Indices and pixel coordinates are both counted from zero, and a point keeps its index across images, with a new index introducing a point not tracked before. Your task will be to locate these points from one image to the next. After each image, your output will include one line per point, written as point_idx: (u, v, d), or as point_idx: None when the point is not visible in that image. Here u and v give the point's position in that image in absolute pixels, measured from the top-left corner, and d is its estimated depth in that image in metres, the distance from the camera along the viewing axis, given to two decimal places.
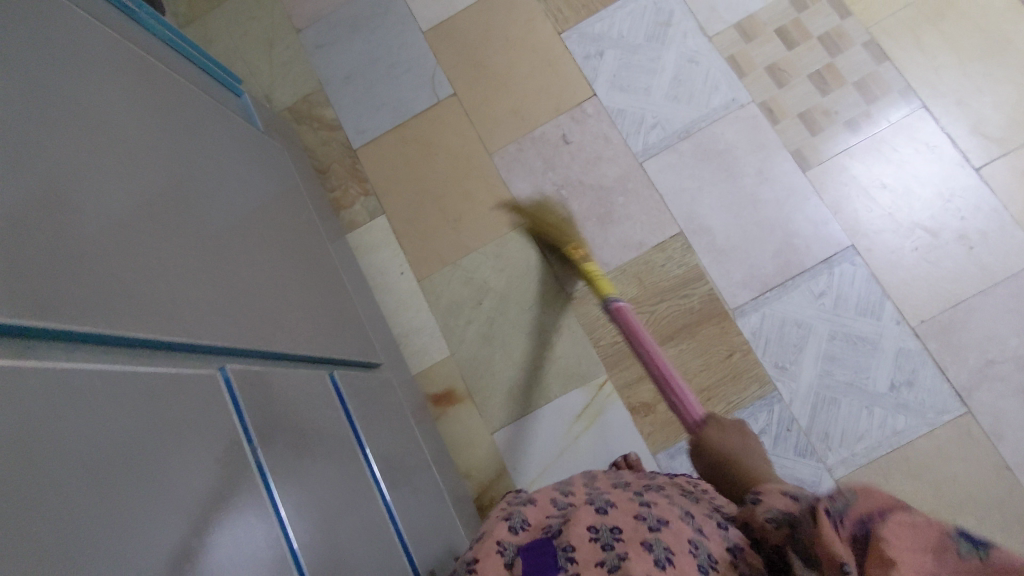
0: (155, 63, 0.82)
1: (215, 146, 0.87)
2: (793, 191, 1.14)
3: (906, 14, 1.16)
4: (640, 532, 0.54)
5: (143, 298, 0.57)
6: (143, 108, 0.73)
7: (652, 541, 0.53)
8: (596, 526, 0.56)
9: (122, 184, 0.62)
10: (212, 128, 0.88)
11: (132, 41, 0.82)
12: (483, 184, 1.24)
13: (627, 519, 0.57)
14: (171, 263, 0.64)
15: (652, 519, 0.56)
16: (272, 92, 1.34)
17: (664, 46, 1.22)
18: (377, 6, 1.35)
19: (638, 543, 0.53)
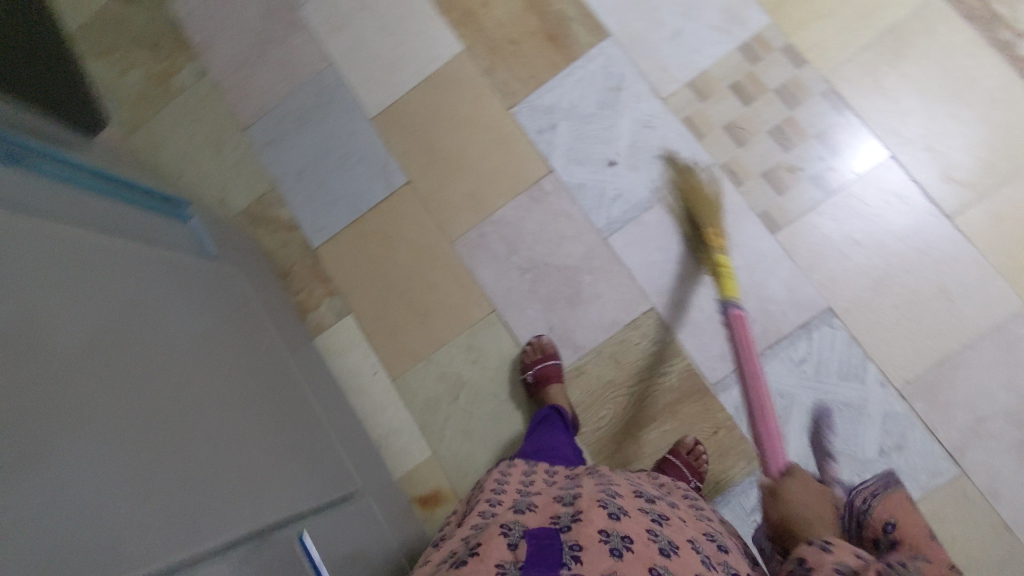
0: (85, 230, 0.78)
1: (170, 307, 0.85)
2: (764, 255, 1.10)
3: (863, 57, 1.11)
4: (650, 553, 0.60)
5: (95, 545, 0.55)
6: (90, 297, 0.70)
7: (662, 571, 0.58)
8: (608, 533, 0.60)
9: (74, 413, 0.59)
10: (163, 288, 0.86)
11: (51, 205, 0.78)
12: (446, 273, 1.21)
13: (639, 533, 0.62)
14: (126, 482, 0.61)
15: (663, 542, 0.62)
16: (225, 195, 1.31)
17: (617, 112, 1.18)
18: (323, 96, 1.31)
19: (644, 568, 0.58)
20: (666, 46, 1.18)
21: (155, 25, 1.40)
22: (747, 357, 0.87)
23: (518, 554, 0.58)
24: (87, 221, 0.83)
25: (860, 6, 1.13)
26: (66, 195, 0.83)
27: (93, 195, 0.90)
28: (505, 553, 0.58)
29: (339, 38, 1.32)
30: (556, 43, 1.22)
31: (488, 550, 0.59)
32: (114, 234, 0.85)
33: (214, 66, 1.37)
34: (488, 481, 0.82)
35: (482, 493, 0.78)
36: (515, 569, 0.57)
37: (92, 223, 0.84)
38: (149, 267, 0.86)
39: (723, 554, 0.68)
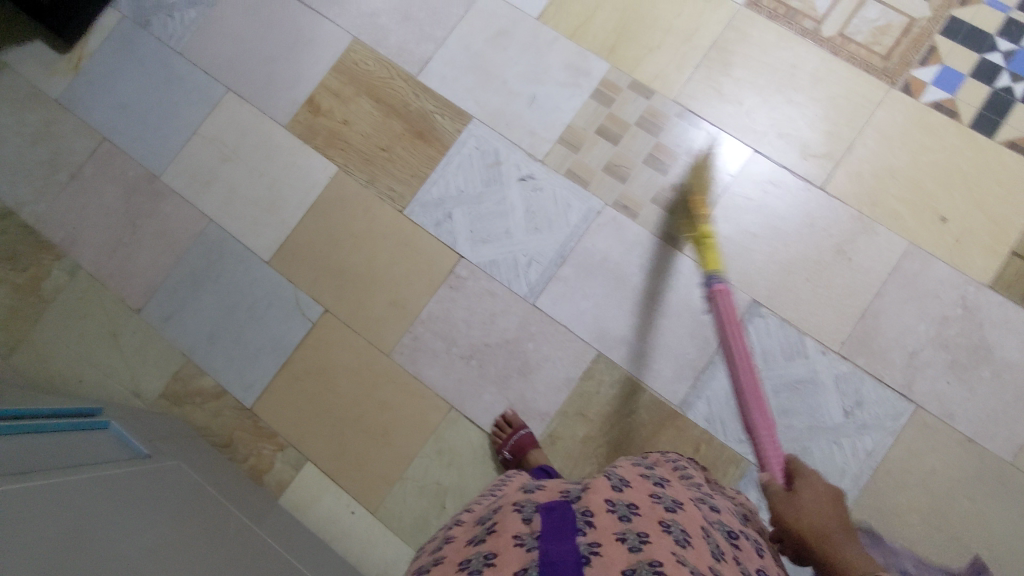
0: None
1: (131, 530, 0.77)
2: (680, 271, 1.16)
3: (700, 74, 1.22)
4: (658, 513, 0.65)
5: None
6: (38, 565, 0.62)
7: (670, 523, 0.64)
8: (614, 501, 0.66)
9: None
10: (118, 513, 0.78)
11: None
12: (393, 387, 1.18)
13: (644, 499, 0.68)
14: None
15: (668, 502, 0.68)
16: (138, 385, 1.23)
17: (504, 185, 1.23)
18: (211, 254, 1.27)
19: (655, 524, 0.64)
20: (528, 112, 1.25)
21: (5, 235, 1.30)
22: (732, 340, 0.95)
23: (533, 527, 0.63)
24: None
25: (681, 31, 1.24)
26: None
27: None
28: (521, 527, 0.63)
29: (210, 193, 1.30)
30: (425, 138, 1.26)
31: (504, 527, 0.63)
32: (21, 474, 0.73)
33: (85, 258, 1.30)
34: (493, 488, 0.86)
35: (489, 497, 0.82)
36: (532, 539, 0.61)
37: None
38: (93, 497, 0.78)
39: (720, 512, 0.74)
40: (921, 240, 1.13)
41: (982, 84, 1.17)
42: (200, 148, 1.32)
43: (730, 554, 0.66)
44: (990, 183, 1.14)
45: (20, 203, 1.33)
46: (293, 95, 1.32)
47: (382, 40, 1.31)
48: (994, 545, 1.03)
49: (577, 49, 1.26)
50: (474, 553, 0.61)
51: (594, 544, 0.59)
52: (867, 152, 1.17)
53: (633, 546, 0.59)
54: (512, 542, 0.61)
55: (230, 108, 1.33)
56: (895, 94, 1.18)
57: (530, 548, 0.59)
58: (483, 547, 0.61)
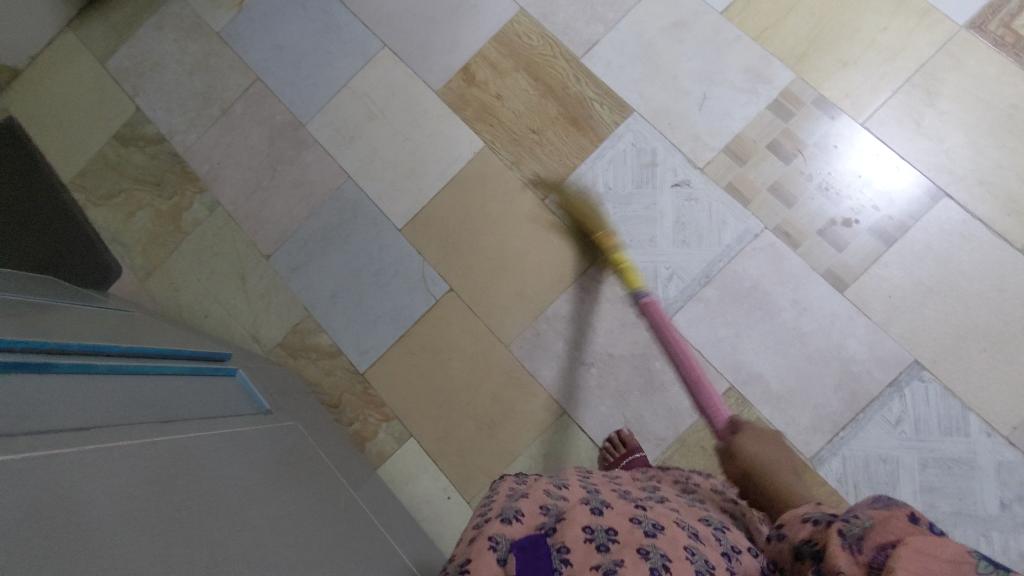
0: (141, 437, 0.69)
1: (257, 498, 0.77)
2: (837, 315, 1.06)
3: (896, 100, 1.10)
4: (637, 537, 0.55)
5: None
6: (177, 527, 0.62)
7: (650, 546, 0.53)
8: (591, 528, 0.56)
9: None
10: (246, 478, 0.79)
11: (92, 414, 0.68)
12: (506, 379, 1.15)
13: (623, 523, 0.57)
14: None
15: (649, 524, 0.57)
16: (257, 329, 1.25)
17: (656, 189, 1.15)
18: (344, 212, 1.26)
19: (633, 549, 0.53)
20: (695, 113, 1.16)
21: (155, 160, 1.35)
22: (668, 338, 0.98)
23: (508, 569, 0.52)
24: (133, 417, 0.73)
25: (884, 48, 1.12)
26: (100, 391, 0.74)
27: (127, 377, 0.81)
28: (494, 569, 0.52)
29: (352, 149, 1.28)
30: (580, 126, 1.20)
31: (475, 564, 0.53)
32: (162, 425, 0.75)
33: (225, 196, 1.32)
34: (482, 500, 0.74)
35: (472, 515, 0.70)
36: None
37: (137, 416, 0.74)
38: (226, 459, 0.79)
39: (722, 533, 0.62)
40: None
41: None
42: (348, 102, 1.30)
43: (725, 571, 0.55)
44: None
45: (172, 131, 1.36)
46: (450, 60, 1.27)
47: (550, 15, 1.24)
48: None
49: (760, 52, 1.15)
50: None
51: None
52: None
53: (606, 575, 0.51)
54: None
55: (383, 64, 1.30)
56: None
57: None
58: None
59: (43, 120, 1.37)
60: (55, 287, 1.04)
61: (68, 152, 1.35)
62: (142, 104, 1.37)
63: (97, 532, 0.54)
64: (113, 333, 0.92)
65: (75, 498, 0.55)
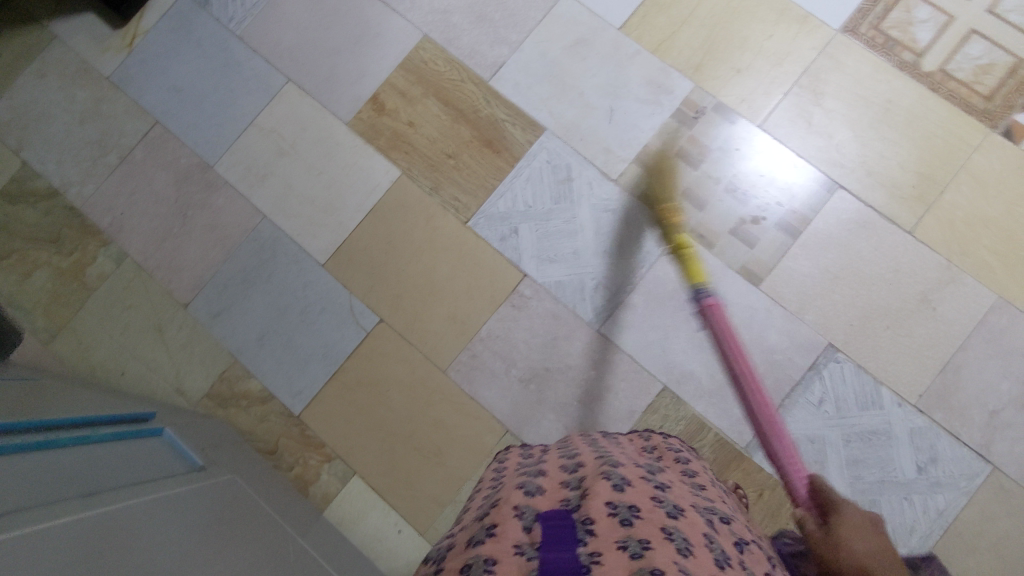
0: (63, 516, 0.65)
1: (197, 560, 0.73)
2: (755, 308, 1.12)
3: (787, 102, 1.18)
4: (660, 516, 0.56)
5: None
6: None
7: (673, 529, 0.55)
8: (615, 503, 0.56)
9: None
10: (182, 542, 0.75)
11: (4, 496, 0.64)
12: (448, 404, 1.14)
13: (645, 500, 0.58)
14: None
15: (669, 506, 0.59)
16: (181, 382, 1.19)
17: (575, 203, 1.18)
18: (263, 252, 1.23)
19: (657, 529, 0.55)
20: (604, 126, 1.20)
21: (49, 215, 1.27)
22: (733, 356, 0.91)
23: (535, 538, 0.54)
24: (52, 496, 0.69)
25: (772, 54, 1.19)
26: (14, 471, 0.68)
27: (44, 451, 0.76)
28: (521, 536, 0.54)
29: (265, 187, 1.25)
30: (495, 148, 1.21)
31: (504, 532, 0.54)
32: (86, 499, 0.71)
33: (132, 247, 1.26)
34: (485, 477, 0.76)
35: (481, 486, 0.73)
36: (534, 550, 0.53)
37: (57, 494, 0.69)
38: (158, 524, 0.75)
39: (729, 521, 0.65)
40: (1010, 295, 1.10)
41: None
42: (256, 140, 1.27)
43: (735, 559, 0.58)
44: None
45: (67, 184, 1.29)
46: (358, 90, 1.26)
47: (454, 40, 1.26)
48: None
49: (659, 65, 1.21)
50: (471, 555, 0.53)
51: (596, 555, 0.52)
52: (960, 198, 1.13)
53: (634, 557, 0.52)
54: (513, 555, 0.52)
55: (290, 99, 1.28)
56: (995, 139, 1.14)
57: (533, 559, 0.51)
58: (481, 550, 0.53)
59: None
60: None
61: None
62: (30, 157, 1.29)
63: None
64: (25, 407, 0.86)
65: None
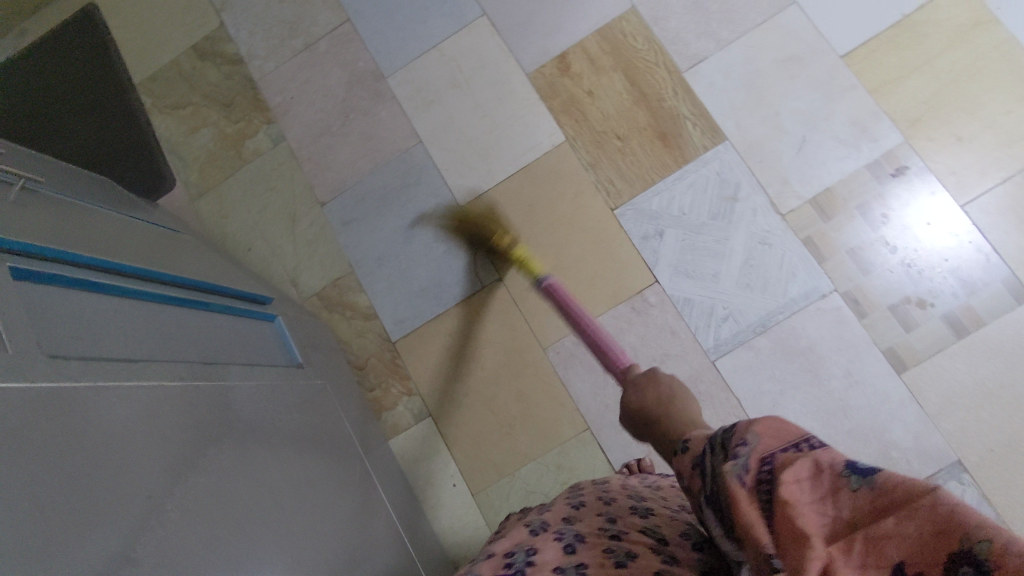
0: (179, 377, 0.68)
1: (278, 456, 0.76)
2: (888, 396, 1.02)
3: (1002, 190, 1.06)
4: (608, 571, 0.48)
5: None
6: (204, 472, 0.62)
7: None
8: (562, 566, 0.49)
9: None
10: (272, 436, 0.77)
11: (134, 345, 0.67)
12: (538, 382, 1.12)
13: (597, 555, 0.51)
14: None
15: (621, 555, 0.51)
16: (298, 275, 1.23)
17: (731, 225, 1.11)
18: (408, 176, 1.23)
19: None
20: (790, 155, 1.11)
21: (229, 80, 1.32)
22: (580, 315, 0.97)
23: None
24: (175, 356, 0.72)
25: (1003, 132, 1.07)
26: (147, 321, 0.73)
27: (170, 308, 0.80)
28: None
29: (429, 113, 1.25)
30: (667, 143, 1.15)
31: None
32: (201, 366, 0.74)
33: (290, 133, 1.29)
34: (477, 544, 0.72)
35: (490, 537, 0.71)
36: None
37: (179, 355, 0.73)
38: (258, 413, 0.77)
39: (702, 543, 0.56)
40: None
41: None
42: (435, 65, 1.26)
43: None
44: None
45: (250, 55, 1.33)
46: (548, 44, 1.22)
47: (661, 20, 1.19)
48: None
49: (872, 108, 1.11)
50: None
51: None
52: None
53: None
54: None
55: (478, 33, 1.25)
56: None
57: None
58: None
59: (128, 18, 1.38)
60: (112, 197, 1.04)
61: (144, 55, 1.35)
62: (226, 20, 1.34)
63: (97, 457, 0.52)
64: (160, 257, 0.90)
65: (91, 416, 0.53)
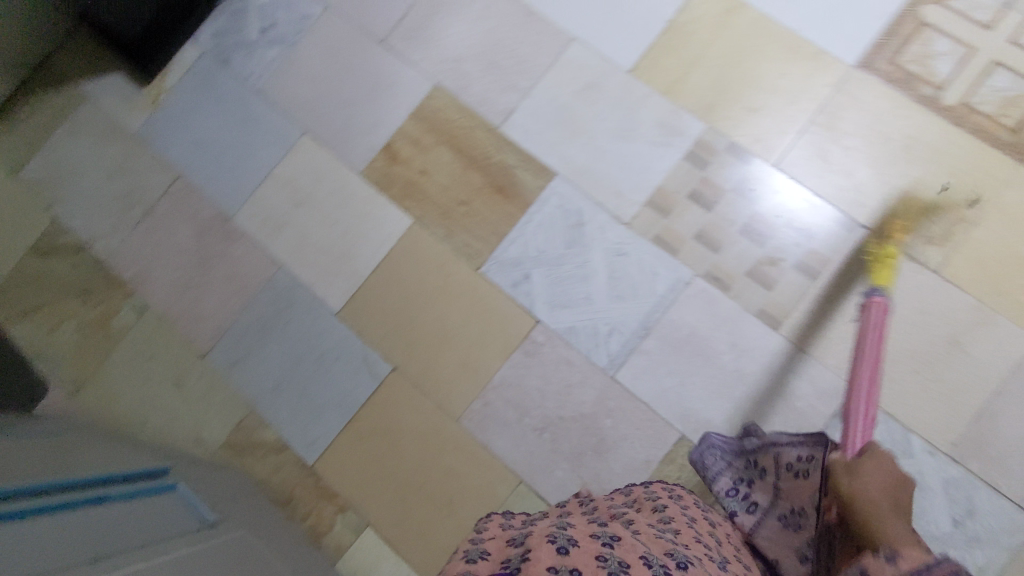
0: None
1: None
2: (774, 353, 1.08)
3: (804, 140, 1.15)
4: (596, 546, 0.51)
5: None
6: None
7: (610, 557, 0.49)
8: (555, 536, 0.51)
9: None
10: None
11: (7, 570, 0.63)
12: (462, 454, 1.13)
13: (585, 538, 0.53)
14: None
15: (606, 540, 0.53)
16: (199, 432, 1.21)
17: (587, 248, 1.17)
18: (279, 301, 1.24)
19: (592, 557, 0.49)
20: (615, 170, 1.19)
21: (78, 268, 1.31)
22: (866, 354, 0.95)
23: None
24: (56, 565, 0.68)
25: (787, 91, 1.17)
26: (24, 538, 0.69)
27: (53, 514, 0.75)
28: None
29: (282, 237, 1.27)
30: (506, 194, 1.22)
31: None
32: (90, 565, 0.70)
33: (154, 298, 1.29)
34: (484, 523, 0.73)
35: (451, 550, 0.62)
36: None
37: (62, 561, 0.69)
38: None
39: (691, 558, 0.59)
40: None
41: None
42: (273, 191, 1.30)
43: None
44: None
45: (93, 238, 1.33)
46: (371, 140, 1.28)
47: (465, 88, 1.27)
48: None
49: (671, 107, 1.20)
50: None
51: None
52: (991, 237, 1.06)
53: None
54: None
55: (305, 151, 1.30)
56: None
57: None
58: None
59: None
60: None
61: None
62: (60, 212, 1.34)
63: None
64: (33, 462, 0.85)
65: None
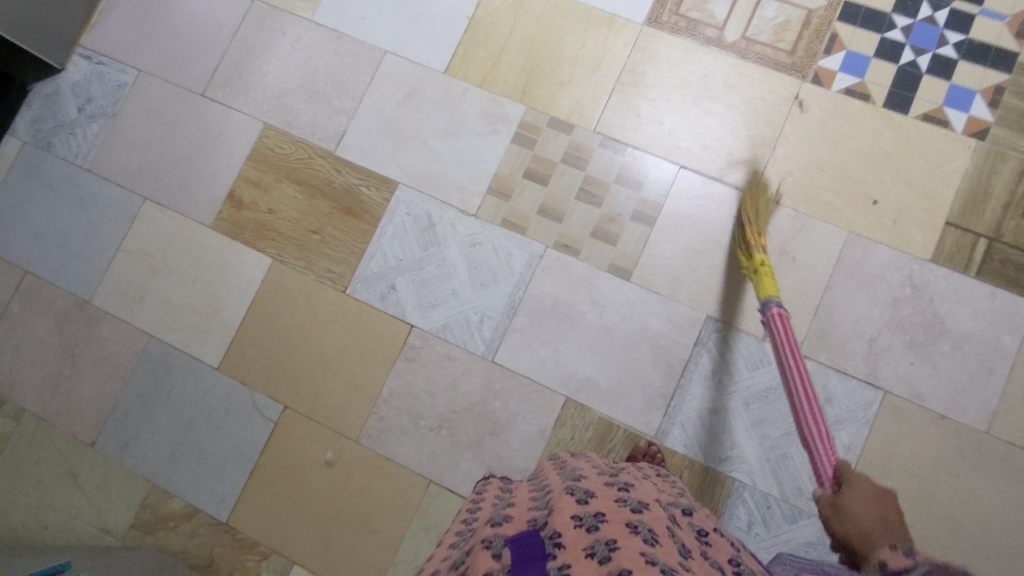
0: None
1: None
2: (631, 301, 1.15)
3: (615, 100, 1.23)
4: (625, 515, 0.63)
5: None
6: None
7: (637, 522, 0.62)
8: (580, 515, 0.62)
9: None
10: None
11: None
12: (369, 470, 1.15)
13: (608, 506, 0.65)
14: None
15: (632, 505, 0.67)
16: (106, 520, 1.19)
17: (443, 246, 1.21)
18: (157, 371, 1.23)
19: (623, 526, 0.61)
20: (451, 167, 1.24)
21: None
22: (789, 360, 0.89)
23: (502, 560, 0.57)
24: None
25: (589, 60, 1.24)
26: None
27: None
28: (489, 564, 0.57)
29: (145, 307, 1.26)
30: (355, 213, 1.24)
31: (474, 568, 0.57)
32: None
33: (27, 401, 1.25)
34: (467, 506, 0.82)
35: (460, 518, 0.78)
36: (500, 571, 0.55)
37: None
38: None
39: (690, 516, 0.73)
40: (859, 228, 1.13)
41: (889, 63, 1.17)
42: (126, 265, 1.28)
43: (699, 550, 0.65)
44: (916, 160, 1.14)
45: None
46: (213, 192, 1.29)
47: (293, 121, 1.29)
48: (982, 518, 1.04)
49: (490, 96, 1.25)
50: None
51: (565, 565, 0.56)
52: (792, 150, 1.16)
53: (602, 560, 0.56)
54: None
55: (150, 218, 1.29)
56: (808, 88, 1.18)
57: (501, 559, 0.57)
58: None
59: None
60: None
61: None
62: None
63: None
64: None
65: None
